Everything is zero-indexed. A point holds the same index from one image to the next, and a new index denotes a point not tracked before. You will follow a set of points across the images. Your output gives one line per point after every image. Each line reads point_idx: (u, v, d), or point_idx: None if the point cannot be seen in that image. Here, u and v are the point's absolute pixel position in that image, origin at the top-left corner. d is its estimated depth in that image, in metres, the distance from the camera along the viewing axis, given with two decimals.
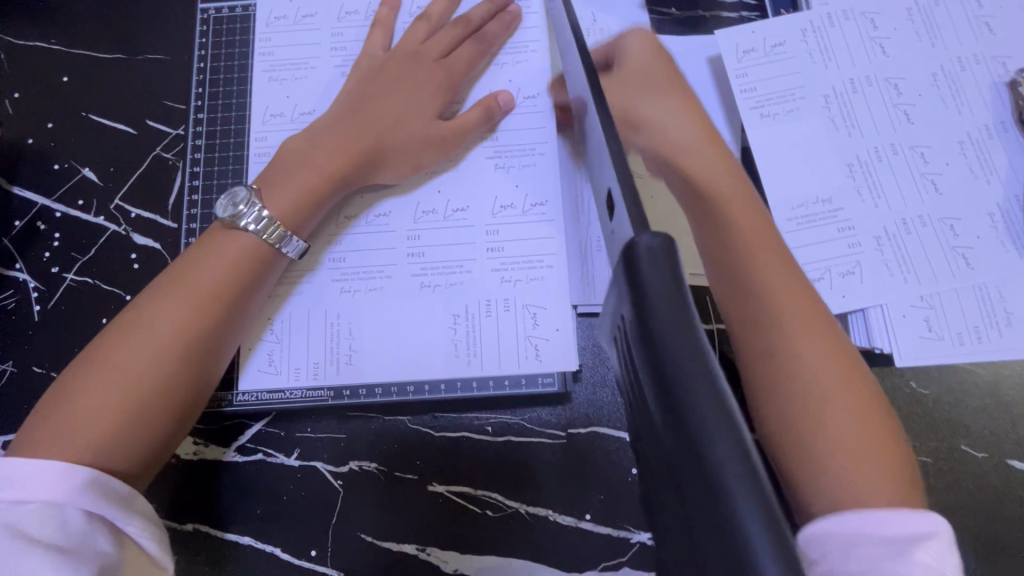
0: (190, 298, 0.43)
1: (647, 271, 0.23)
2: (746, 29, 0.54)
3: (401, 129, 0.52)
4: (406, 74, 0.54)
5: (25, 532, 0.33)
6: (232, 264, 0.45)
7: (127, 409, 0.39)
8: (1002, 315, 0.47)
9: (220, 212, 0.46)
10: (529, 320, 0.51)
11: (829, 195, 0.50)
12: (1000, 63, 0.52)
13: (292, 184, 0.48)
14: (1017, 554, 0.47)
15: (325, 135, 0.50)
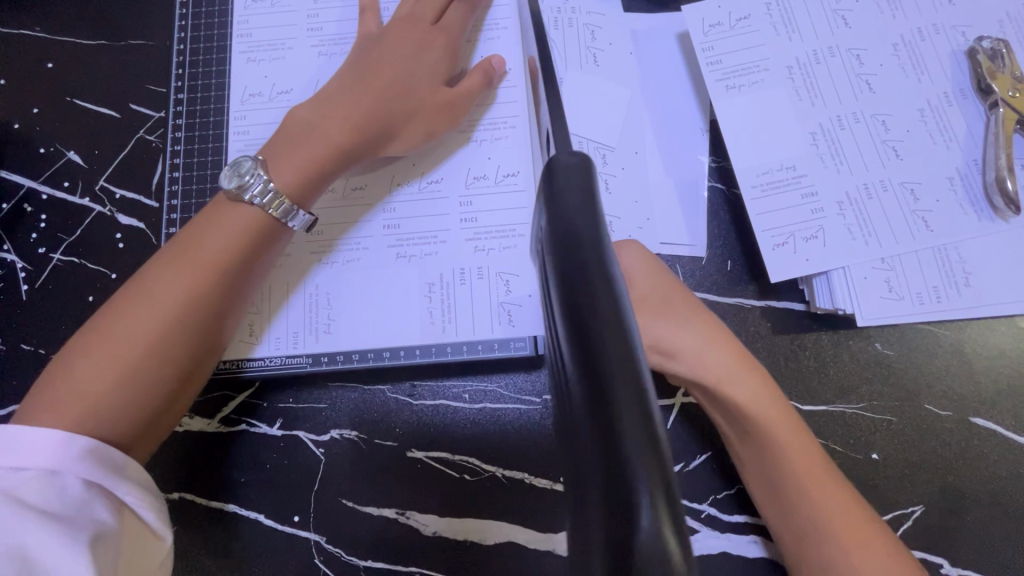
0: (191, 267, 0.43)
1: (561, 178, 0.26)
2: (712, 4, 0.55)
3: (407, 101, 0.51)
4: (408, 42, 0.53)
5: (24, 499, 0.34)
6: (236, 235, 0.45)
7: (122, 378, 0.39)
8: (961, 276, 0.49)
9: (226, 184, 0.45)
10: (503, 287, 0.52)
11: (792, 162, 0.51)
12: (960, 33, 0.53)
13: (300, 154, 0.47)
14: (979, 507, 0.48)
15: (332, 104, 0.49)
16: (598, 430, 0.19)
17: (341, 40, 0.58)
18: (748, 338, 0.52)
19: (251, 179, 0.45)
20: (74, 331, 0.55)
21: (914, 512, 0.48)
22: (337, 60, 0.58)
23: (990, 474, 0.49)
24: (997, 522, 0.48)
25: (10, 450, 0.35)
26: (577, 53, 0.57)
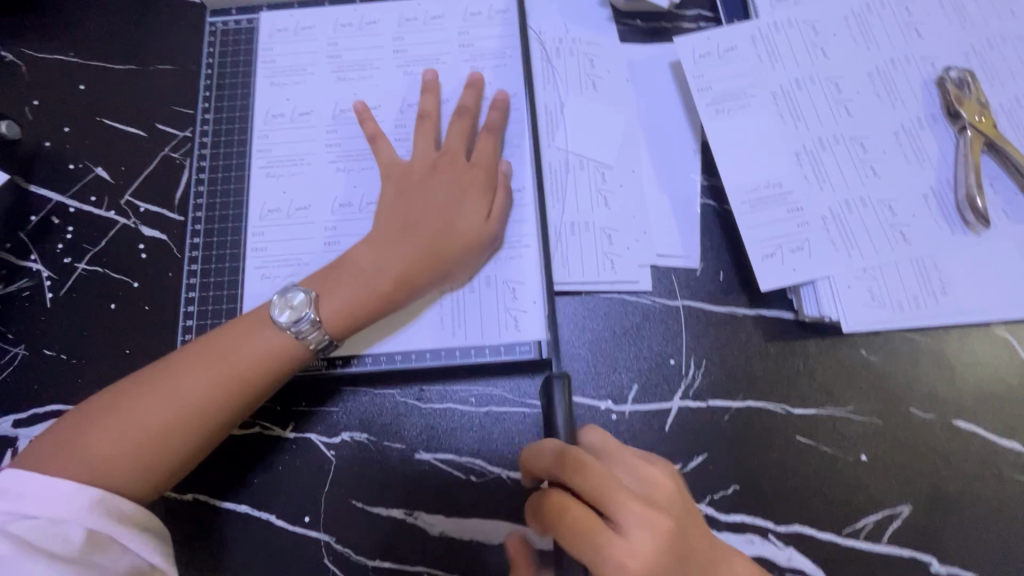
0: (221, 377, 0.47)
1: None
2: (701, 36, 0.60)
3: (452, 216, 0.54)
4: (448, 183, 0.55)
5: (34, 543, 0.38)
6: (273, 348, 0.48)
7: (135, 462, 0.43)
8: (938, 285, 0.52)
9: (275, 313, 0.49)
10: (509, 295, 0.55)
11: (779, 180, 0.55)
12: (929, 63, 0.58)
13: (339, 298, 0.50)
14: (963, 506, 0.51)
15: (381, 253, 0.52)
16: None
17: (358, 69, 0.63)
18: (741, 345, 0.55)
19: (303, 311, 0.49)
20: (96, 337, 0.57)
21: (902, 512, 0.51)
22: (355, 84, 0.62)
23: (974, 475, 0.51)
24: (981, 523, 0.50)
25: (30, 496, 0.40)
26: (579, 82, 0.61)
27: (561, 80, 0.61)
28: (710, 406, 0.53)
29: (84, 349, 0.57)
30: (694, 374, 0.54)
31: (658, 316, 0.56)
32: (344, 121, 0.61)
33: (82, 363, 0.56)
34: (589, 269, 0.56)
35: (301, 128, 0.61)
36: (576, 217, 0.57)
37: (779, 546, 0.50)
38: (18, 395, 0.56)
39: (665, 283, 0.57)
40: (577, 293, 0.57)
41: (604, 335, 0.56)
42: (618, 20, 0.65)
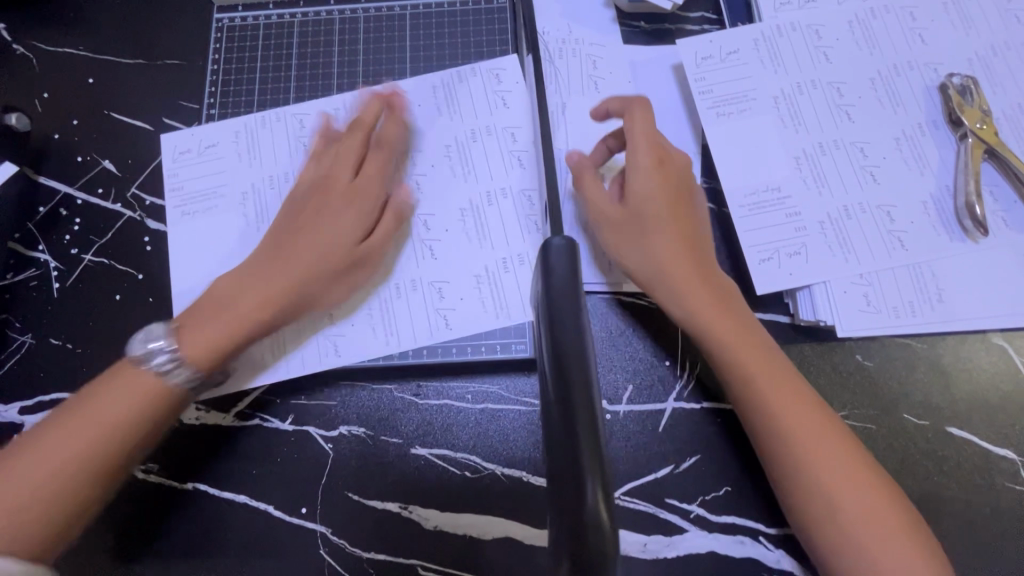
0: (141, 384, 0.48)
1: (555, 262, 0.33)
2: (704, 39, 0.60)
3: (357, 225, 0.56)
4: (334, 200, 0.57)
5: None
6: (199, 350, 0.49)
7: (55, 482, 0.44)
8: (934, 292, 0.52)
9: (133, 350, 0.48)
10: (436, 295, 0.57)
11: (777, 185, 0.55)
12: (932, 69, 0.57)
13: (203, 335, 0.50)
14: (954, 514, 0.51)
15: (247, 279, 0.53)
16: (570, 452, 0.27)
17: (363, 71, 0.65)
18: None
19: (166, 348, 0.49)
20: (101, 327, 0.58)
21: None
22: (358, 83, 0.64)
23: (965, 481, 0.51)
24: (973, 529, 0.50)
25: None
26: (580, 83, 0.62)
27: (562, 82, 0.62)
28: (703, 408, 0.54)
29: (89, 339, 0.58)
30: (689, 375, 0.55)
31: (654, 317, 0.56)
32: (330, 109, 0.63)
33: (87, 353, 0.58)
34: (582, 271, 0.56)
35: (302, 124, 0.62)
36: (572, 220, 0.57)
37: (769, 548, 0.51)
38: (25, 383, 0.57)
39: None
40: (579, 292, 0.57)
41: (600, 335, 0.56)
42: (621, 21, 0.65)
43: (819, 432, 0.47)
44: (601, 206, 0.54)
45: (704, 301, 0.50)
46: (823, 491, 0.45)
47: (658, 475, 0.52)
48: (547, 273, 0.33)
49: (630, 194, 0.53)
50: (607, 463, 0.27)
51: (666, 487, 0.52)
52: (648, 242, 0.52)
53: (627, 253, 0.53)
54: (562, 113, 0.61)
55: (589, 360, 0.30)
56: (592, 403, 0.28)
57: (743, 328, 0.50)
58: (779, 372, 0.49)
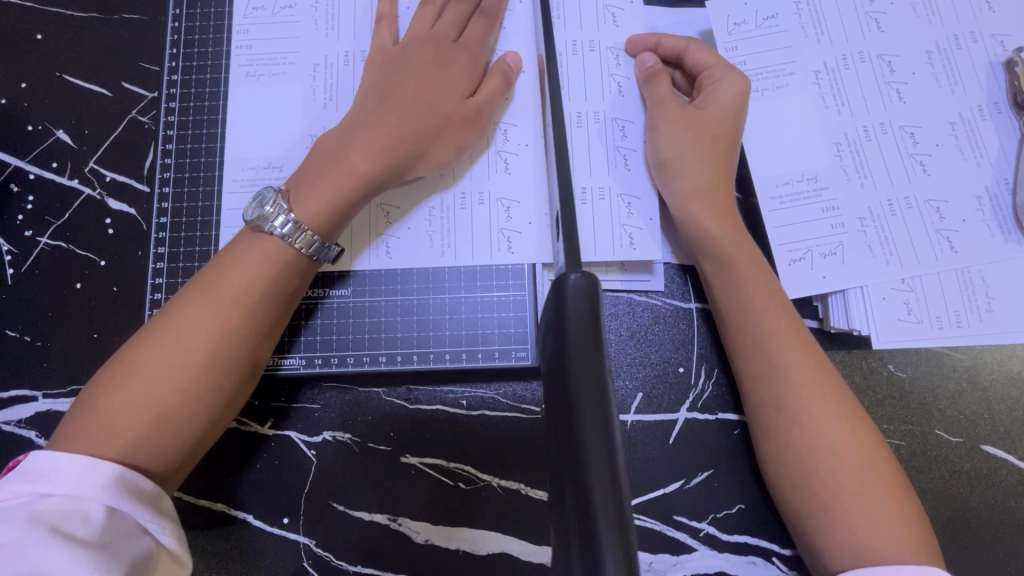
0: (216, 302, 0.42)
1: (571, 302, 0.28)
2: (737, 1, 0.52)
3: (440, 114, 0.49)
4: (430, 59, 0.51)
5: (51, 523, 0.34)
6: (323, 205, 0.45)
7: (152, 411, 0.39)
8: (983, 300, 0.47)
9: (248, 217, 0.44)
10: (503, 213, 0.52)
11: (815, 174, 0.49)
12: (998, 42, 0.50)
13: (242, 267, 0.43)
14: (985, 540, 0.47)
15: (356, 132, 0.47)
16: (580, 533, 0.22)
17: (350, 29, 0.56)
18: None
19: (274, 208, 0.44)
20: (61, 319, 0.53)
21: None
22: (344, 43, 0.55)
23: (999, 503, 0.47)
24: (1005, 555, 0.47)
25: (41, 477, 0.36)
26: (596, 47, 0.54)
27: (575, 45, 0.54)
28: (718, 419, 0.49)
29: (49, 332, 0.53)
30: (704, 384, 0.50)
31: (669, 319, 0.51)
32: (323, 78, 0.55)
33: (47, 347, 0.53)
34: (602, 246, 0.50)
35: (280, 91, 0.54)
36: (588, 183, 0.51)
37: (782, 570, 0.47)
38: None
39: (681, 284, 0.52)
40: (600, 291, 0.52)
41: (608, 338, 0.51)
42: None
43: (847, 434, 0.41)
44: (668, 109, 0.50)
45: (750, 265, 0.46)
46: (833, 515, 0.39)
47: (668, 491, 0.48)
48: (557, 316, 0.28)
49: (707, 103, 0.49)
50: (633, 522, 0.22)
51: (676, 504, 0.48)
52: (700, 160, 0.48)
53: (678, 164, 0.48)
54: (577, 59, 0.53)
55: (611, 413, 0.25)
56: (611, 458, 0.23)
57: (800, 334, 0.44)
58: (830, 381, 0.42)
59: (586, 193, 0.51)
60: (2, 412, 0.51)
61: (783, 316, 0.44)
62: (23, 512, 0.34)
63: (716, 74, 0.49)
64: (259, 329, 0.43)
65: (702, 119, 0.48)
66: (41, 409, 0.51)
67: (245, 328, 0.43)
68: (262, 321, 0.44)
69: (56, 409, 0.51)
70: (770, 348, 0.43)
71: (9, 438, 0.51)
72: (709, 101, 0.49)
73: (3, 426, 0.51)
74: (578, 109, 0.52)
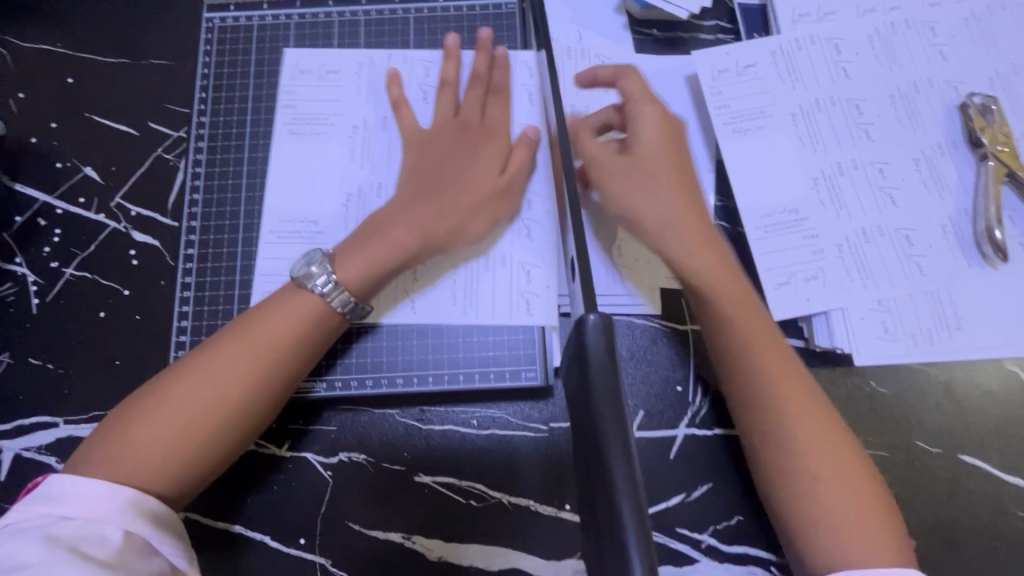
0: (251, 349, 0.45)
1: (590, 342, 0.32)
2: (721, 50, 0.58)
3: (459, 173, 0.53)
4: (443, 123, 0.56)
5: (70, 545, 0.36)
6: (365, 272, 0.48)
7: (176, 444, 0.41)
8: (952, 318, 0.51)
9: (296, 273, 0.48)
10: (523, 277, 0.54)
11: (796, 206, 0.54)
12: (952, 87, 0.56)
13: (275, 315, 0.46)
14: (965, 545, 0.50)
15: (399, 210, 0.51)
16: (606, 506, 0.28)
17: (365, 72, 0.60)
18: None
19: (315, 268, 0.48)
20: (84, 346, 0.55)
21: None
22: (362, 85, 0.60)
23: (977, 510, 0.51)
24: (984, 559, 0.50)
25: (64, 500, 0.38)
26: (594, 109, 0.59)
27: (575, 107, 0.59)
28: (715, 435, 0.52)
29: (72, 358, 0.55)
30: (700, 401, 0.53)
31: (666, 341, 0.55)
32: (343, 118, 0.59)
33: (69, 374, 0.54)
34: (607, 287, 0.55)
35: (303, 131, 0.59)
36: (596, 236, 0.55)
37: None
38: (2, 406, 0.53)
39: (676, 307, 0.55)
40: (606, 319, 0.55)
41: None
42: (633, 29, 0.62)
43: (831, 453, 0.44)
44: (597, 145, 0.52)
45: (732, 293, 0.48)
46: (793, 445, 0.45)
47: (670, 504, 0.51)
48: (581, 356, 0.32)
49: (644, 129, 0.52)
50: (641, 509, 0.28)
51: (678, 516, 0.51)
52: (664, 187, 0.50)
53: (635, 203, 0.50)
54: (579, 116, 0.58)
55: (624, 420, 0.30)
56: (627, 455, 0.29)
57: (778, 344, 0.47)
58: (801, 378, 0.47)
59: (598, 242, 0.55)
60: (23, 438, 0.53)
61: (772, 343, 0.47)
62: (43, 533, 0.36)
63: (637, 105, 0.52)
64: (284, 378, 0.46)
65: (665, 156, 0.50)
66: (62, 435, 0.53)
67: (272, 376, 0.45)
68: (290, 368, 0.46)
69: (76, 435, 0.52)
70: (757, 365, 0.46)
71: (30, 464, 0.52)
72: (636, 133, 0.52)
73: (23, 452, 0.52)
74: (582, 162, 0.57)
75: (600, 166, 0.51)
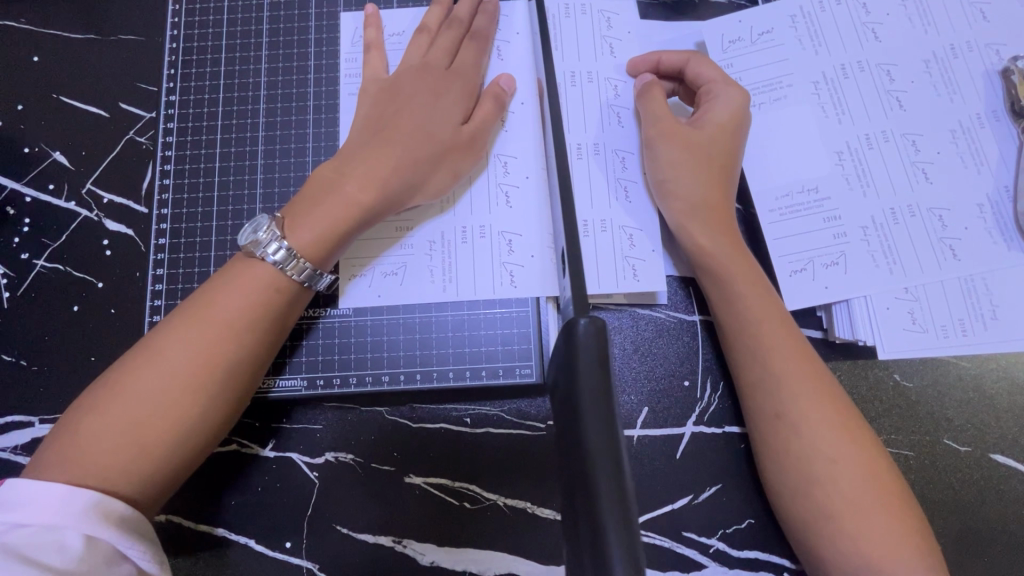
0: (208, 328, 0.41)
1: (581, 345, 0.29)
2: (732, 18, 0.53)
3: (427, 137, 0.49)
4: (424, 90, 0.50)
5: (24, 555, 0.33)
6: (318, 234, 0.45)
7: (141, 438, 0.39)
8: (988, 308, 0.46)
9: (241, 241, 0.44)
10: (505, 247, 0.51)
11: (816, 184, 0.49)
12: (994, 51, 0.50)
13: (233, 291, 0.43)
14: (996, 550, 0.46)
15: (351, 163, 0.47)
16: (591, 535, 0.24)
17: (347, 47, 0.56)
18: None
19: (262, 233, 0.44)
20: (58, 341, 0.52)
21: None
22: (344, 62, 0.56)
23: (1009, 514, 0.47)
24: (1016, 566, 0.46)
25: (19, 506, 0.35)
26: (595, 78, 0.54)
27: (575, 75, 0.54)
28: (724, 432, 0.49)
29: (45, 355, 0.52)
30: (710, 397, 0.50)
31: (673, 332, 0.51)
32: (325, 98, 0.55)
33: (43, 371, 0.52)
34: (605, 278, 0.49)
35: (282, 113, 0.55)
36: (590, 215, 0.50)
37: None
38: None
39: (682, 296, 0.51)
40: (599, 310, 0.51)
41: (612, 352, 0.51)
42: None
43: (861, 467, 0.41)
44: (664, 123, 0.49)
45: (746, 277, 0.46)
46: (818, 469, 0.41)
47: (676, 506, 0.48)
48: (569, 357, 0.30)
49: (707, 120, 0.48)
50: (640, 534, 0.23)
51: (685, 520, 0.47)
52: (700, 174, 0.47)
53: (675, 182, 0.48)
54: (576, 89, 0.53)
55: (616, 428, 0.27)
56: (618, 469, 0.25)
57: (798, 347, 0.44)
58: (825, 386, 0.43)
59: (593, 222, 0.50)
60: None
61: (794, 347, 0.44)
62: None
63: (714, 90, 0.49)
64: (249, 355, 0.43)
65: (718, 142, 0.48)
66: (37, 435, 0.50)
67: (236, 355, 0.42)
68: (256, 345, 0.43)
69: None
70: (776, 373, 0.43)
71: (5, 466, 0.50)
72: (709, 114, 0.49)
73: None
74: (579, 140, 0.52)
75: (649, 133, 0.49)
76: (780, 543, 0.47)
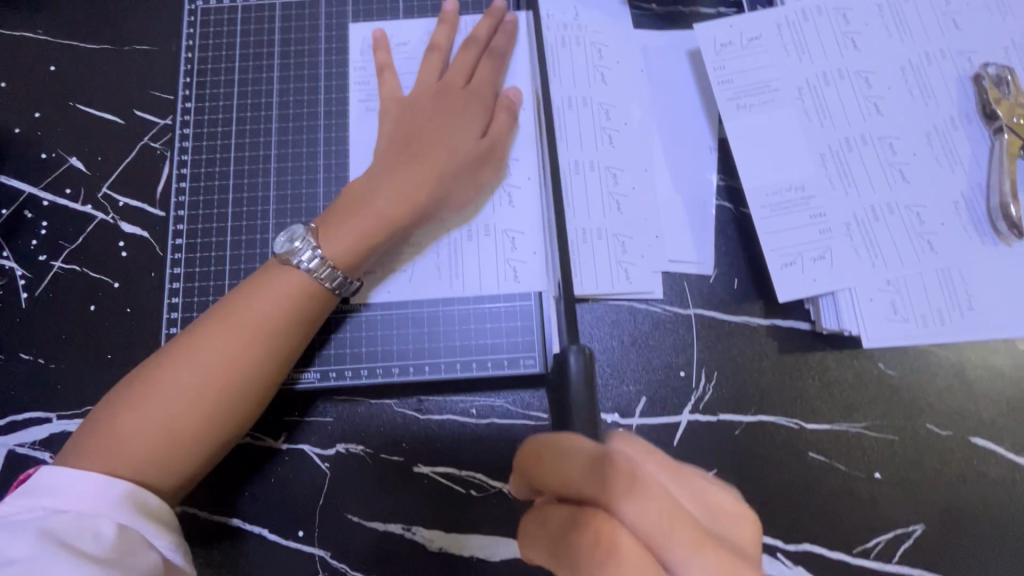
0: (240, 331, 0.43)
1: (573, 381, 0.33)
2: (723, 23, 0.56)
3: (451, 150, 0.51)
4: (432, 100, 0.54)
5: (62, 538, 0.35)
6: (353, 244, 0.47)
7: (173, 433, 0.41)
8: (964, 298, 0.49)
9: (278, 249, 0.46)
10: (508, 244, 0.54)
11: (802, 183, 0.52)
12: (966, 58, 0.54)
13: (262, 295, 0.45)
14: (976, 529, 0.49)
15: (382, 178, 0.50)
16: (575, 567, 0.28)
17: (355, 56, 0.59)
18: (754, 356, 0.52)
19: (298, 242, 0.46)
20: (76, 340, 0.54)
21: (914, 531, 0.49)
22: (353, 71, 0.58)
23: (988, 494, 0.49)
24: (995, 542, 0.49)
25: (56, 493, 0.37)
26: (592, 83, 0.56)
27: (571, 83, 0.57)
28: (719, 420, 0.51)
29: (63, 353, 0.54)
30: (705, 386, 0.52)
31: (668, 325, 0.53)
32: (334, 105, 0.58)
33: (61, 369, 0.53)
34: (602, 279, 0.53)
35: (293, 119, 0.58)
36: (590, 222, 0.54)
37: (788, 564, 0.49)
38: None
39: (677, 289, 0.54)
40: (597, 303, 0.54)
41: (611, 344, 0.53)
42: (632, 4, 0.60)
43: None
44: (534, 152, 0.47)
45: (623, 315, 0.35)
46: None
47: None
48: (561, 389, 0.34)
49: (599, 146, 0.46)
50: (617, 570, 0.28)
51: None
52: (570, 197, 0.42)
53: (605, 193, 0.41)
54: (571, 114, 0.56)
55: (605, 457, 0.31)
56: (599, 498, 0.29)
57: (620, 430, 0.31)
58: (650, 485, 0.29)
59: (586, 229, 0.54)
60: (16, 434, 0.52)
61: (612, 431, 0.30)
62: (34, 526, 0.35)
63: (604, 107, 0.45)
64: (277, 359, 0.45)
65: None
66: (55, 431, 0.52)
67: (265, 358, 0.44)
68: (284, 348, 0.45)
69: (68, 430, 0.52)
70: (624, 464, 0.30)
71: (25, 460, 0.52)
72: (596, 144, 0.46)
73: (17, 448, 0.52)
74: (576, 156, 0.55)
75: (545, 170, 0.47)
76: (772, 523, 0.49)
